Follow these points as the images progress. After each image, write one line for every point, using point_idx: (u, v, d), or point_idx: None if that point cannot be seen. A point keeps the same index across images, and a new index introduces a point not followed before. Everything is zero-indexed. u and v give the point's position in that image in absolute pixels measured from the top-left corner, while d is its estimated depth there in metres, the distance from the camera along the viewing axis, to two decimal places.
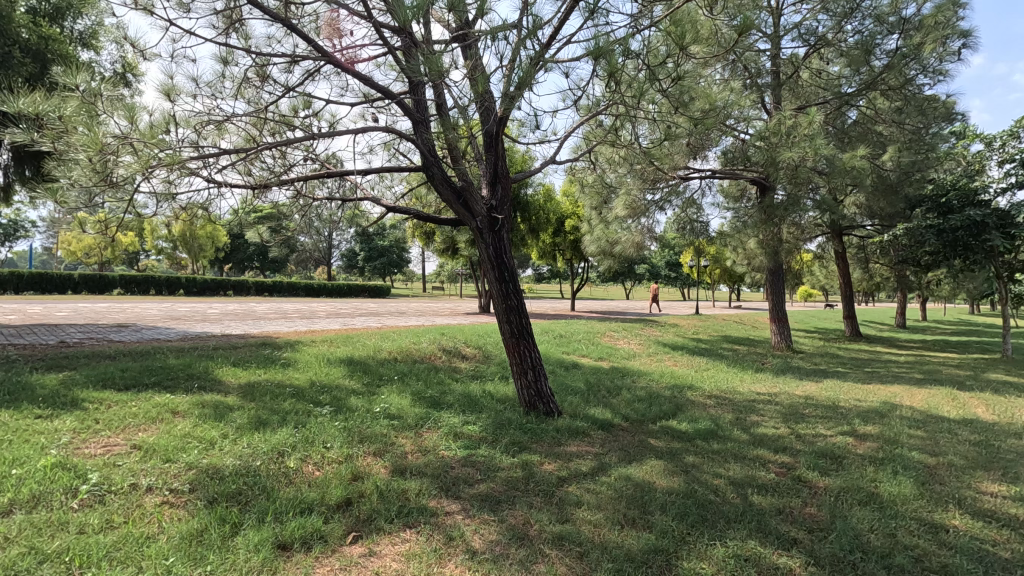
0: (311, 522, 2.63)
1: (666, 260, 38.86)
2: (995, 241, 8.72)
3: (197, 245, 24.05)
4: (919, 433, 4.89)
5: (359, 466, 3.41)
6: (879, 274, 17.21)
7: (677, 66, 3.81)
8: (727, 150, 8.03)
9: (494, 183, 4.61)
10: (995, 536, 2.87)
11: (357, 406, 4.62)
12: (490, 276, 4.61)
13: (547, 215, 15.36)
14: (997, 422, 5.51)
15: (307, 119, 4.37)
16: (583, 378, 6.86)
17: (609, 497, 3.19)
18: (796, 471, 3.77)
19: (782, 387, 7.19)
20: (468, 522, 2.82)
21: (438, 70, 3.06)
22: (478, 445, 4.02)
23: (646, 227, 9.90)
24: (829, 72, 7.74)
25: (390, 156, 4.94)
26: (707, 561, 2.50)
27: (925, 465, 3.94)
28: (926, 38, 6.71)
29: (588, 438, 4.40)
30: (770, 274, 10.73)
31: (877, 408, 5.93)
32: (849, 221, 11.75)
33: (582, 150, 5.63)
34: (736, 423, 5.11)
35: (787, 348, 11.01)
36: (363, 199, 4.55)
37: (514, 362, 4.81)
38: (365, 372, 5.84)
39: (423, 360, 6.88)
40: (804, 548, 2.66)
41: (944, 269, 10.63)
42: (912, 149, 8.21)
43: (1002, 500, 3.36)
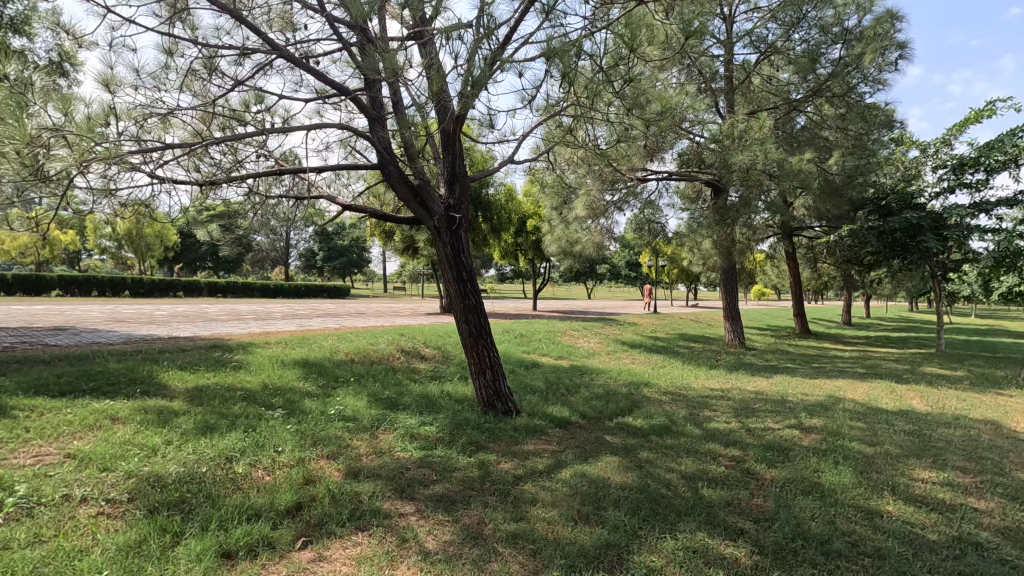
0: (258, 529, 2.55)
1: (626, 260, 39.47)
2: (930, 242, 9.18)
3: (144, 244, 23.03)
4: (859, 424, 5.14)
5: (311, 470, 3.32)
6: (827, 274, 17.99)
7: (629, 68, 3.88)
8: (682, 151, 8.23)
9: (451, 181, 4.58)
10: (924, 520, 3.03)
11: (311, 408, 4.52)
12: (448, 276, 4.58)
13: (509, 214, 15.37)
14: (929, 413, 5.85)
15: (259, 114, 4.23)
16: (542, 377, 6.88)
17: (564, 494, 3.21)
18: (744, 463, 3.89)
19: (734, 383, 7.43)
20: (422, 523, 2.80)
21: (394, 68, 3.04)
22: (435, 445, 3.99)
23: (606, 228, 10.08)
24: (778, 79, 8.04)
25: (348, 153, 4.85)
26: (657, 554, 2.55)
27: (864, 455, 4.14)
28: (866, 48, 7.05)
29: (545, 437, 4.42)
30: (725, 274, 11.01)
31: (822, 402, 6.18)
32: (799, 222, 12.23)
33: (541, 149, 5.65)
34: (690, 418, 5.23)
35: (740, 345, 11.33)
36: (318, 197, 4.44)
37: (473, 361, 4.79)
38: (320, 375, 5.71)
39: (381, 361, 6.78)
40: (749, 538, 2.73)
41: (885, 268, 11.19)
42: (856, 154, 8.59)
43: (931, 485, 3.56)
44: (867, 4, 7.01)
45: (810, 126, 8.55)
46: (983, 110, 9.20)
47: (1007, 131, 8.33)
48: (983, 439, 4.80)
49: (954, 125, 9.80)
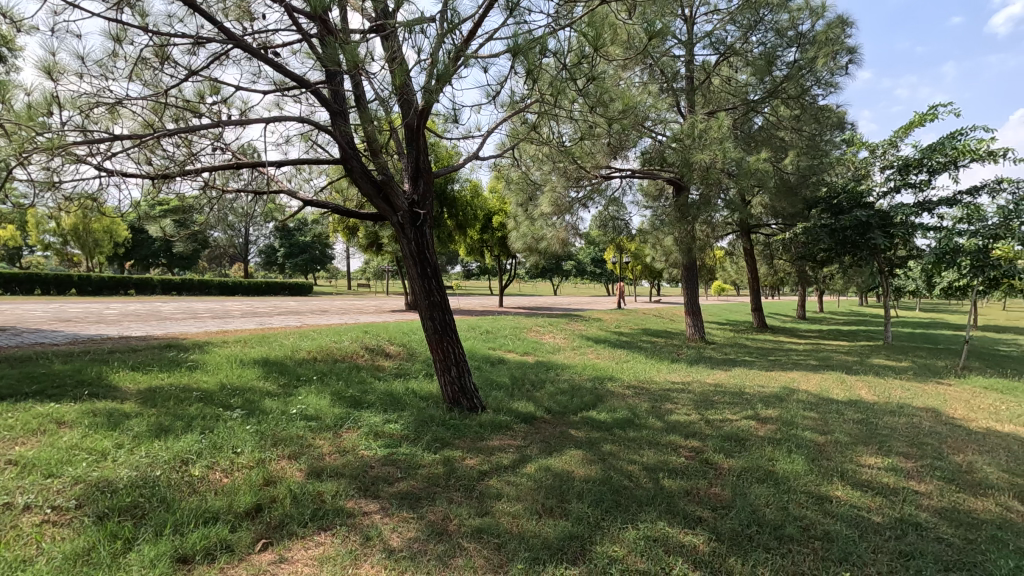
0: (215, 532, 2.49)
1: (591, 257, 39.94)
2: (878, 239, 9.63)
3: (92, 239, 21.98)
4: (812, 414, 5.36)
5: (272, 470, 3.26)
6: (783, 270, 18.64)
7: (592, 67, 3.93)
8: (645, 150, 8.39)
9: (415, 177, 4.56)
10: (870, 503, 3.19)
11: (271, 408, 4.42)
12: (413, 273, 4.55)
13: (475, 210, 15.32)
14: (876, 402, 6.15)
15: (214, 106, 4.10)
16: (508, 373, 6.91)
17: (529, 488, 3.25)
18: (703, 454, 4.02)
19: (695, 376, 7.64)
20: (387, 521, 2.78)
21: (355, 61, 3.00)
22: (399, 443, 3.96)
23: (571, 224, 10.18)
24: (737, 80, 8.28)
25: (309, 147, 4.75)
26: (619, 544, 2.61)
27: (815, 444, 4.32)
28: (819, 52, 7.34)
29: (510, 432, 4.46)
30: (686, 270, 11.26)
31: (777, 394, 6.41)
32: (757, 220, 12.64)
33: (506, 145, 5.65)
34: (652, 411, 5.36)
35: (701, 340, 11.63)
36: (278, 191, 4.34)
37: (438, 358, 4.77)
38: (281, 373, 5.58)
39: (344, 359, 6.68)
40: (707, 526, 2.82)
41: (837, 264, 11.66)
42: (809, 154, 8.92)
43: (877, 470, 3.75)
44: (820, 10, 7.31)
45: (767, 127, 8.77)
46: (925, 114, 9.68)
47: (947, 134, 8.80)
48: (924, 426, 5.09)
49: (900, 128, 10.27)
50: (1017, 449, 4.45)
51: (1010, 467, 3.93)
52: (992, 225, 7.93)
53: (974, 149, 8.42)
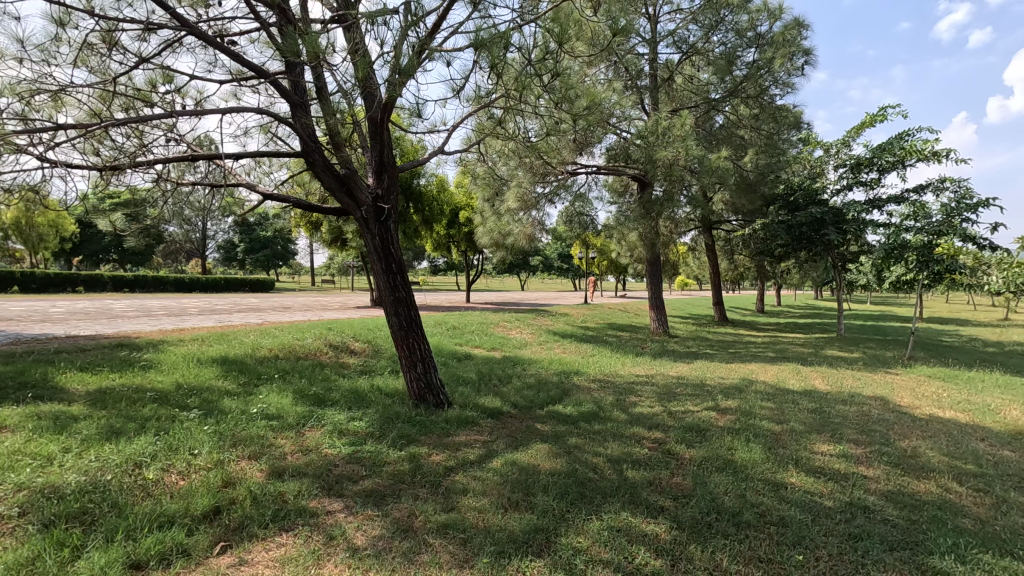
0: (171, 536, 2.41)
1: (558, 252, 40.22)
2: (832, 235, 10.00)
3: (35, 233, 20.87)
4: (769, 404, 5.55)
5: (231, 471, 3.17)
6: (743, 265, 19.18)
7: (557, 63, 3.94)
8: (610, 146, 8.48)
9: (380, 172, 4.48)
10: (822, 488, 3.32)
11: (230, 407, 4.29)
12: (377, 268, 4.49)
13: (441, 205, 15.20)
14: (829, 391, 6.41)
15: (167, 95, 3.94)
16: (475, 368, 6.90)
17: (494, 482, 3.26)
18: (666, 445, 4.11)
19: (658, 369, 7.80)
20: (351, 520, 2.75)
21: (316, 51, 2.93)
22: (364, 441, 3.91)
23: (537, 220, 10.21)
24: (699, 79, 8.45)
25: (268, 140, 4.62)
26: (583, 535, 2.65)
27: (772, 433, 4.48)
28: (776, 53, 7.55)
29: (477, 427, 4.46)
30: (650, 265, 11.44)
31: (736, 385, 6.61)
32: (718, 216, 12.95)
33: (472, 140, 5.62)
34: (617, 404, 5.44)
35: (664, 333, 11.87)
36: (237, 185, 4.20)
37: (403, 354, 4.72)
38: (241, 372, 5.43)
39: (307, 356, 6.55)
40: (669, 515, 2.89)
41: (794, 259, 12.06)
42: (767, 153, 9.18)
43: (829, 457, 3.91)
44: (777, 12, 7.53)
45: (727, 126, 9.00)
46: (875, 115, 10.10)
47: (895, 135, 9.20)
48: (873, 413, 5.33)
49: (852, 128, 10.68)
50: (957, 434, 4.71)
51: (950, 451, 4.15)
52: (936, 222, 8.35)
53: (920, 149, 8.83)
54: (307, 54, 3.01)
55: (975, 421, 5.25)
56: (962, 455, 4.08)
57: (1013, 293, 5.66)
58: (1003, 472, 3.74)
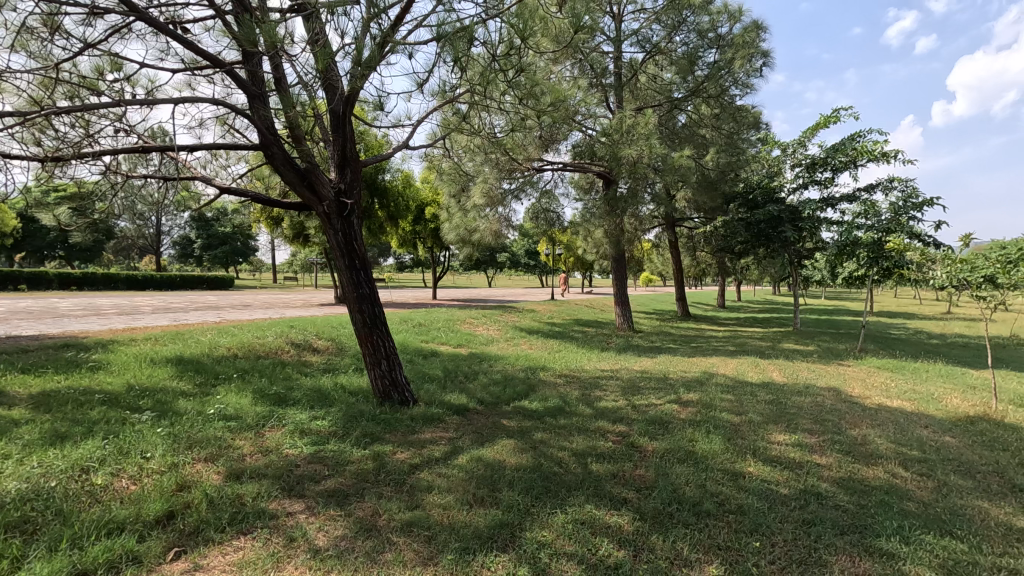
0: (120, 544, 2.30)
1: (525, 249, 40.35)
2: (789, 232, 10.32)
3: None
4: (728, 396, 5.70)
5: (186, 475, 3.05)
6: (705, 262, 19.66)
7: (521, 59, 3.93)
8: (576, 143, 8.53)
9: (342, 165, 4.38)
10: (778, 477, 3.43)
11: (186, 409, 4.14)
12: (340, 265, 4.39)
13: (406, 201, 15.01)
14: (785, 383, 6.63)
15: (116, 84, 3.75)
16: (441, 365, 6.86)
17: (460, 479, 3.24)
18: (629, 438, 4.17)
19: (623, 364, 7.90)
20: (312, 520, 2.69)
21: (273, 41, 2.83)
22: (327, 440, 3.83)
23: (504, 216, 10.19)
24: (662, 78, 8.58)
25: (225, 132, 4.46)
26: (548, 529, 2.66)
27: (731, 424, 4.60)
28: (736, 54, 7.73)
29: (442, 424, 4.43)
30: (615, 261, 11.58)
31: (698, 378, 6.76)
32: (680, 214, 13.21)
33: (437, 135, 5.56)
34: (582, 398, 5.49)
35: (629, 329, 12.04)
36: (193, 178, 4.05)
37: (367, 352, 4.64)
38: (197, 372, 5.24)
39: (268, 355, 6.37)
40: (632, 507, 2.93)
41: (753, 256, 12.40)
42: (728, 152, 9.41)
43: (785, 446, 4.04)
44: (737, 14, 7.70)
45: (689, 124, 9.16)
46: (829, 116, 10.46)
47: (848, 136, 9.55)
48: (826, 404, 5.54)
49: (807, 129, 11.04)
50: (903, 422, 4.94)
51: (896, 438, 4.35)
52: (886, 220, 8.71)
53: (871, 150, 9.19)
54: (265, 45, 2.91)
55: (920, 409, 5.52)
56: (907, 442, 4.28)
57: (955, 287, 5.96)
58: (944, 457, 3.94)
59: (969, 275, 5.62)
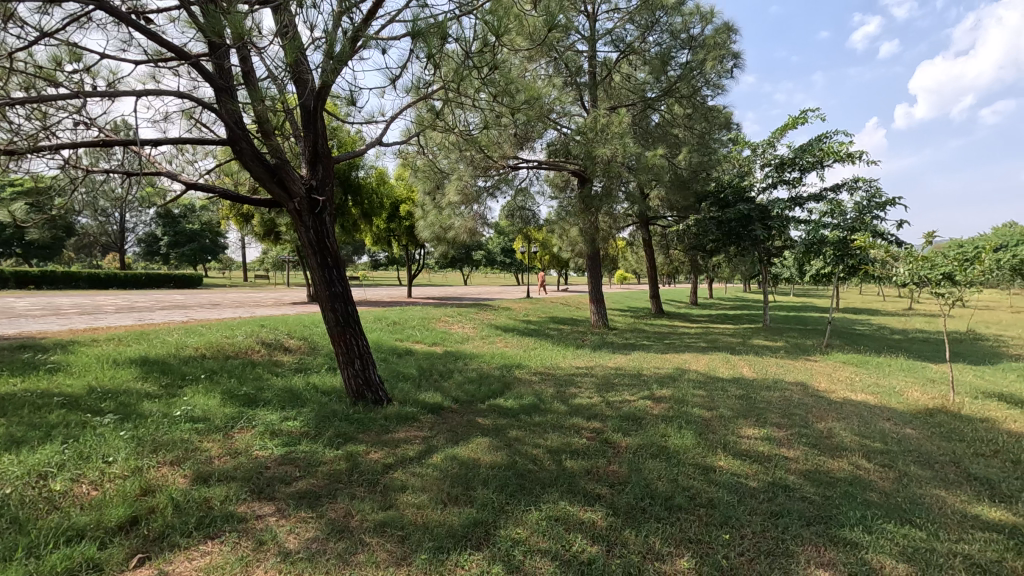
0: (80, 551, 2.22)
1: (500, 247, 40.33)
2: (759, 231, 10.54)
3: None
4: (700, 392, 5.79)
5: (151, 479, 2.96)
6: (677, 260, 19.94)
7: (495, 56, 3.91)
8: (551, 142, 8.56)
9: (314, 162, 4.30)
10: (747, 470, 3.50)
11: (150, 411, 4.02)
12: (312, 263, 4.31)
13: (381, 199, 14.84)
14: (755, 378, 6.77)
15: (75, 75, 3.60)
16: (415, 364, 6.80)
17: (434, 477, 3.22)
18: (603, 434, 4.20)
19: (597, 361, 7.97)
20: (282, 523, 2.63)
21: (241, 33, 2.75)
22: (298, 441, 3.76)
23: (479, 214, 10.16)
24: (635, 78, 8.66)
25: (191, 126, 4.33)
26: (522, 526, 2.66)
27: (703, 419, 4.67)
28: (708, 55, 7.84)
29: (416, 423, 4.39)
30: (590, 259, 11.65)
31: (671, 374, 6.86)
32: (654, 212, 13.37)
33: (411, 132, 5.50)
34: (557, 396, 5.51)
35: (604, 326, 12.14)
36: (158, 174, 3.91)
37: (340, 351, 4.57)
38: (163, 373, 5.09)
39: (237, 355, 6.23)
40: (605, 502, 2.95)
41: (724, 254, 12.63)
42: (700, 151, 9.55)
43: (754, 440, 4.12)
44: (709, 16, 7.82)
45: (662, 124, 9.24)
46: (797, 118, 10.70)
47: (815, 137, 9.79)
48: (794, 398, 5.68)
49: (776, 130, 11.28)
50: (866, 415, 5.09)
51: (860, 431, 4.48)
52: (851, 219, 8.96)
53: (837, 151, 9.44)
54: (232, 37, 2.84)
55: (882, 403, 5.70)
56: (870, 434, 4.41)
57: (916, 284, 6.16)
58: (905, 448, 4.07)
59: (929, 273, 5.82)
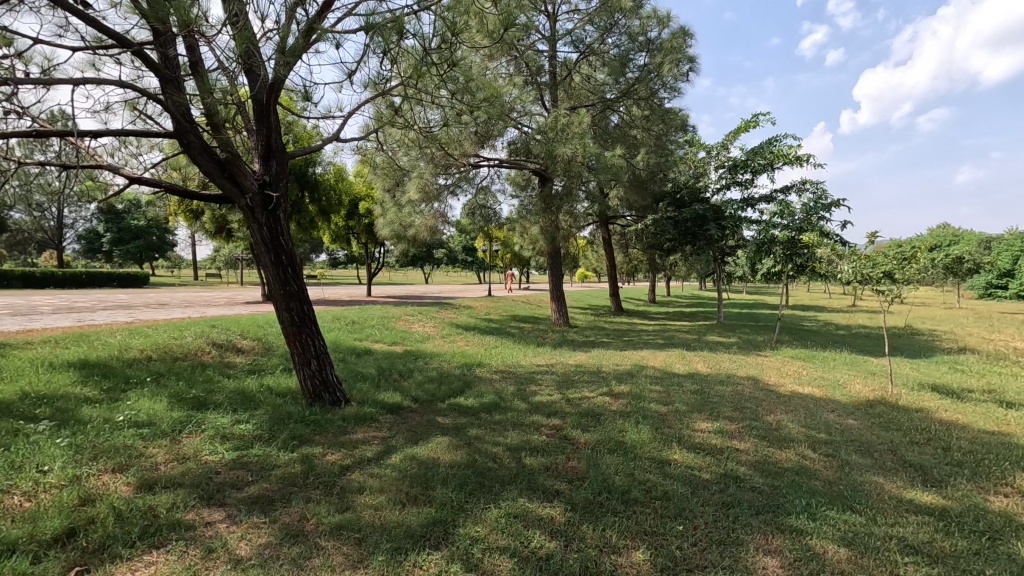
0: (10, 566, 2.08)
1: (462, 245, 40.18)
2: (713, 230, 10.86)
3: None
4: (657, 387, 5.93)
5: (91, 487, 2.81)
6: (636, 258, 20.34)
7: (454, 54, 3.86)
8: (512, 140, 8.58)
9: (266, 157, 4.16)
10: (701, 463, 3.60)
11: (91, 416, 3.81)
12: (265, 261, 4.16)
13: (339, 195, 14.54)
14: (710, 373, 6.98)
15: (5, 60, 3.37)
16: (375, 363, 6.70)
17: (392, 478, 3.18)
18: (563, 431, 4.24)
19: (558, 358, 8.04)
20: (233, 529, 2.55)
21: (187, 21, 2.64)
22: (251, 445, 3.65)
23: (440, 212, 10.08)
24: (595, 79, 8.77)
25: (135, 118, 4.12)
26: (481, 524, 2.66)
27: (659, 414, 4.78)
28: (665, 59, 8.03)
29: (375, 423, 4.33)
30: (551, 258, 11.74)
31: (629, 371, 6.99)
32: (613, 212, 13.58)
33: (370, 128, 5.40)
34: (517, 393, 5.54)
35: (565, 324, 12.26)
36: (98, 167, 3.71)
37: (296, 352, 4.45)
38: (105, 377, 4.83)
39: (186, 357, 5.98)
40: (563, 498, 2.98)
41: (681, 253, 12.96)
42: (657, 153, 9.76)
43: (708, 434, 4.25)
44: (666, 20, 8.00)
45: (621, 125, 9.39)
46: (749, 121, 11.08)
47: (766, 140, 10.16)
48: (745, 392, 5.88)
49: (730, 133, 11.65)
50: (813, 407, 5.33)
51: (807, 422, 4.68)
52: (799, 220, 9.34)
53: (786, 154, 9.83)
54: (177, 25, 2.71)
55: (827, 395, 5.97)
56: (816, 425, 4.61)
57: (858, 282, 6.48)
58: (848, 438, 4.28)
59: (871, 271, 6.11)
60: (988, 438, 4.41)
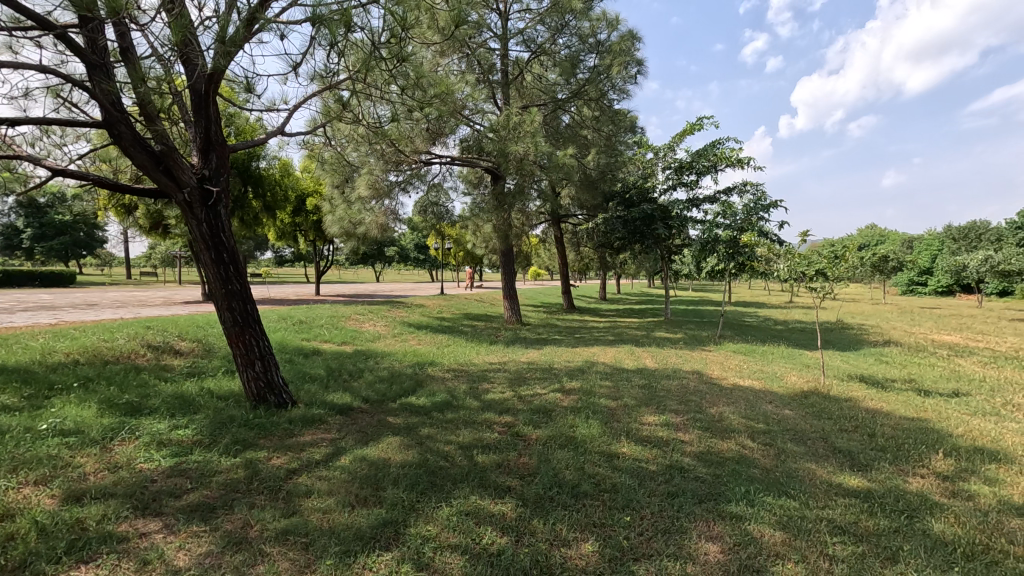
0: None
1: (414, 242, 39.70)
2: (661, 229, 11.17)
3: None
4: (606, 383, 6.07)
5: (9, 502, 2.62)
6: (587, 256, 20.69)
7: (404, 49, 3.81)
8: (464, 138, 8.53)
9: (206, 150, 3.98)
10: (647, 455, 3.72)
11: (9, 426, 3.54)
12: (205, 258, 3.98)
13: (285, 191, 14.07)
14: (657, 368, 7.19)
15: None
16: (323, 364, 6.53)
17: (341, 480, 3.12)
18: (514, 428, 4.27)
19: (510, 356, 8.08)
20: (171, 539, 2.44)
21: (118, 7, 2.51)
22: (191, 451, 3.50)
23: (390, 209, 9.94)
24: (546, 78, 8.87)
25: (59, 105, 3.85)
26: (432, 523, 2.65)
27: (608, 409, 4.89)
28: (613, 61, 8.19)
29: (324, 425, 4.23)
30: (504, 256, 11.77)
31: (580, 367, 7.12)
32: (565, 211, 13.76)
33: (316, 122, 5.26)
34: (470, 392, 5.54)
35: (517, 322, 12.32)
36: (17, 157, 3.44)
37: (239, 353, 4.28)
38: (25, 383, 4.50)
39: (118, 360, 5.65)
40: (515, 494, 3.02)
41: (630, 251, 13.28)
42: (607, 153, 9.95)
43: (654, 427, 4.38)
44: (615, 23, 8.18)
45: (572, 125, 9.52)
46: (694, 125, 11.48)
47: (709, 143, 10.56)
48: (690, 385, 6.11)
49: (676, 135, 12.03)
50: (752, 399, 5.59)
51: (746, 413, 4.90)
52: (740, 220, 9.76)
53: (728, 156, 10.25)
54: (106, 11, 2.57)
55: (765, 387, 6.27)
56: (755, 416, 4.84)
57: (794, 279, 6.84)
58: (783, 427, 4.52)
59: (806, 269, 6.46)
60: (907, 424, 4.76)
